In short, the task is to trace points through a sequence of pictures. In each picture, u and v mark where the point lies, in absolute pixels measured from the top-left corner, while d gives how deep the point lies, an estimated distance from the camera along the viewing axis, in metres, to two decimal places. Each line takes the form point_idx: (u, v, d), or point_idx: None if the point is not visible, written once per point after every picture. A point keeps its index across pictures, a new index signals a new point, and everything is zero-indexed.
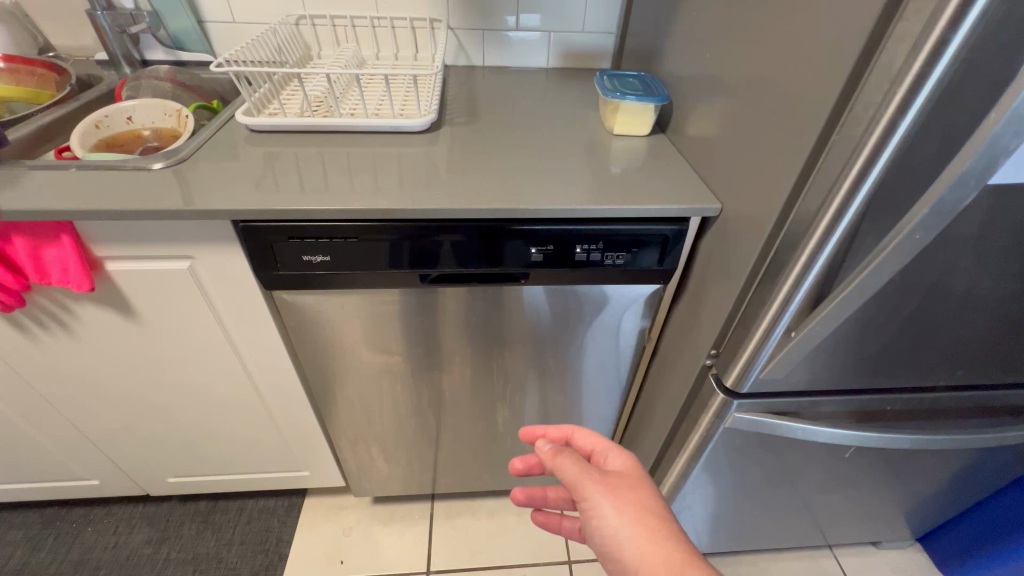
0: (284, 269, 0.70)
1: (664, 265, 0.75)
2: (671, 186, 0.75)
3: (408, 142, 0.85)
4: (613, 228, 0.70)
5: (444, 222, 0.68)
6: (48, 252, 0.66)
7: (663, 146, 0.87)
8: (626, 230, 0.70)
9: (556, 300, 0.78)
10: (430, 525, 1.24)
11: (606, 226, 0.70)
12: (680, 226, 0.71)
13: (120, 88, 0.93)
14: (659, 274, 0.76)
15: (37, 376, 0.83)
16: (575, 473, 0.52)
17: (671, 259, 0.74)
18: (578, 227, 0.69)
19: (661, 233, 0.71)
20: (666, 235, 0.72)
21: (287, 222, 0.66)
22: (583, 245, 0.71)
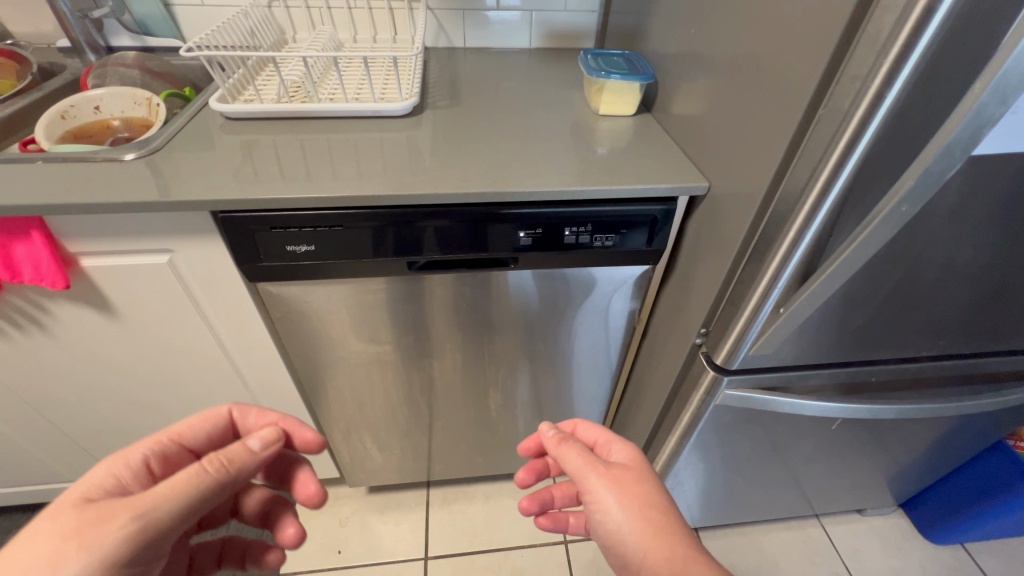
0: (267, 261, 0.68)
1: (653, 246, 0.75)
2: (658, 166, 0.74)
3: (391, 127, 0.83)
4: (602, 209, 0.69)
5: (431, 209, 0.67)
6: (18, 250, 0.63)
7: (649, 126, 0.86)
8: (615, 211, 0.70)
9: (545, 284, 0.78)
10: (427, 512, 1.25)
11: (595, 208, 0.69)
12: (667, 206, 0.71)
13: (86, 77, 0.89)
14: (648, 254, 0.76)
15: (15, 378, 0.81)
16: (578, 465, 0.53)
17: (660, 239, 0.74)
18: (566, 210, 0.69)
19: (649, 214, 0.71)
20: (655, 216, 0.71)
21: (268, 212, 0.64)
22: (572, 228, 0.70)
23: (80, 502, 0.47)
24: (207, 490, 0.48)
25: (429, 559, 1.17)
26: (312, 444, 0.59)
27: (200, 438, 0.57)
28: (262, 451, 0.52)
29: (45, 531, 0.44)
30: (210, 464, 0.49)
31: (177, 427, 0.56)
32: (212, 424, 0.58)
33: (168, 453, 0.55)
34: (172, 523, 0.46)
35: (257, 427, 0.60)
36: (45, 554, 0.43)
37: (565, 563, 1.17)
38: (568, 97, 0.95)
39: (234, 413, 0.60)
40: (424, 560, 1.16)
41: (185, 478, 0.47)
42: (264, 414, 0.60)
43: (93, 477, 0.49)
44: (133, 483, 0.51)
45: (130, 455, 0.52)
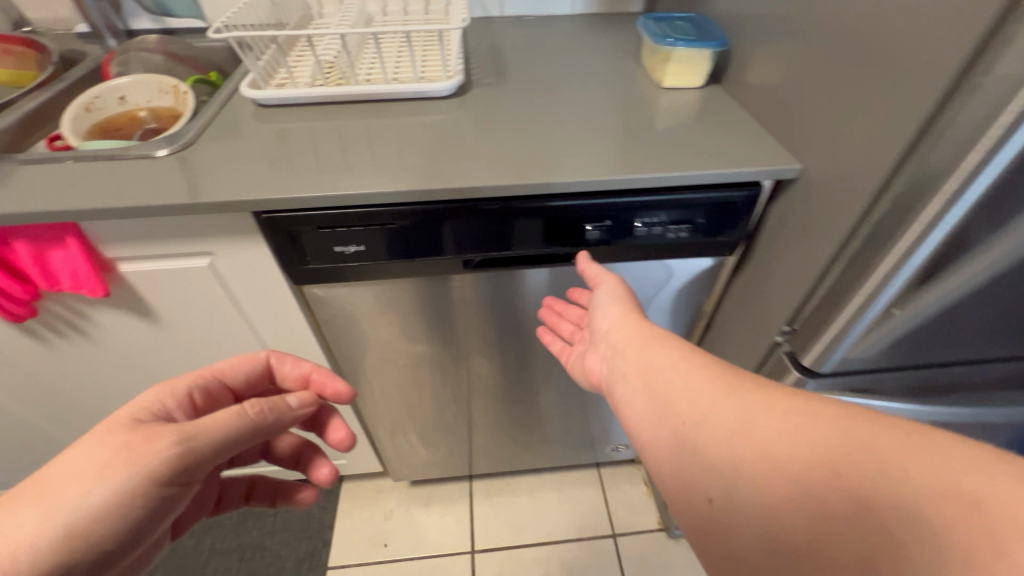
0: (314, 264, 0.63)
1: (733, 236, 0.67)
2: (736, 144, 0.66)
3: (433, 110, 0.76)
4: (678, 197, 0.62)
5: (487, 202, 0.60)
6: (53, 257, 0.59)
7: (717, 99, 0.77)
8: (693, 199, 0.62)
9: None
10: (471, 504, 1.23)
11: (670, 196, 0.62)
12: (752, 191, 0.63)
13: (107, 64, 0.84)
14: (725, 246, 0.68)
15: (61, 383, 0.79)
16: (597, 270, 0.59)
17: (740, 228, 0.66)
18: (637, 199, 0.61)
19: (731, 201, 0.63)
20: (737, 203, 0.63)
21: (315, 212, 0.58)
22: (644, 219, 0.63)
23: (129, 420, 0.44)
24: (245, 429, 0.46)
25: (476, 552, 1.15)
26: (342, 396, 0.57)
27: (239, 378, 0.55)
28: (298, 409, 0.51)
29: (94, 444, 0.41)
30: (251, 406, 0.47)
31: (218, 363, 0.54)
32: (251, 366, 0.56)
33: (210, 387, 0.52)
34: (211, 455, 0.44)
35: (293, 375, 0.57)
36: (95, 464, 0.40)
37: (614, 557, 1.15)
38: (622, 68, 0.86)
39: (272, 359, 0.57)
40: (472, 554, 1.15)
41: (226, 416, 0.44)
42: (301, 362, 0.58)
43: (139, 400, 0.46)
44: (177, 411, 0.48)
45: (176, 385, 0.49)
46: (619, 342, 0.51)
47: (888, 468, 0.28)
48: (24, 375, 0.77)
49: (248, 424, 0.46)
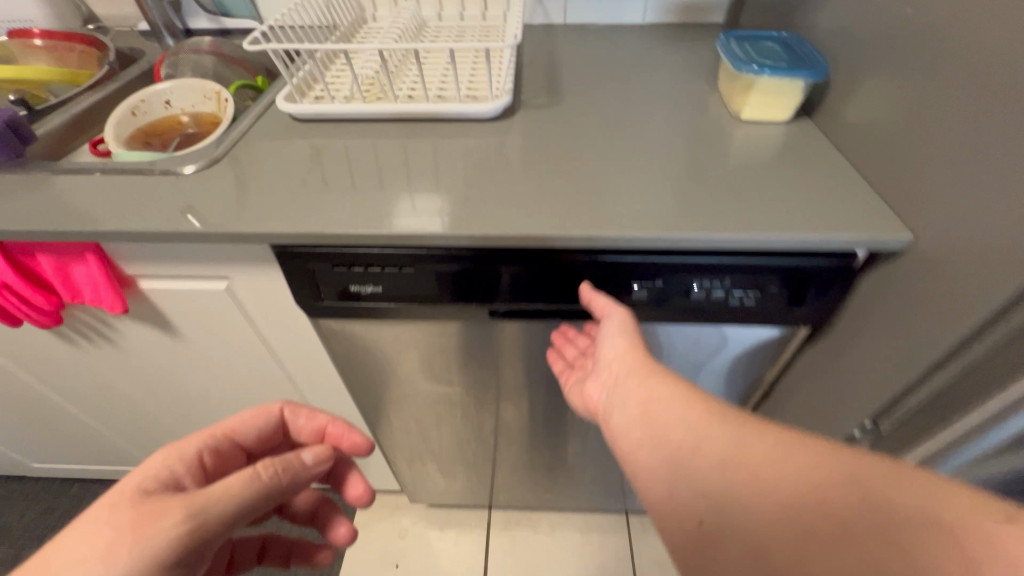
0: (330, 300, 0.58)
1: (811, 309, 0.56)
2: (828, 198, 0.54)
3: (476, 131, 0.69)
4: (746, 261, 0.52)
5: (519, 251, 0.53)
6: (74, 270, 0.58)
7: (805, 136, 0.65)
8: (765, 264, 0.52)
9: (653, 340, 0.62)
10: (487, 535, 1.18)
11: (736, 259, 0.52)
12: (841, 260, 0.52)
13: (158, 66, 0.83)
14: (799, 318, 0.57)
15: (91, 381, 0.80)
16: (605, 301, 0.53)
17: (821, 301, 0.55)
18: (697, 260, 0.52)
19: (813, 270, 0.52)
20: (821, 272, 0.52)
21: (332, 249, 0.53)
22: (702, 281, 0.54)
23: (135, 492, 0.40)
24: (258, 496, 0.43)
25: None
26: (361, 448, 0.56)
27: (251, 435, 0.53)
28: (313, 466, 0.47)
29: (98, 524, 0.38)
30: (265, 470, 0.44)
31: (229, 421, 0.52)
32: (263, 422, 0.53)
33: (220, 446, 0.49)
34: (224, 528, 0.41)
35: (307, 429, 0.56)
36: (99, 547, 0.37)
37: None
38: (695, 90, 0.75)
39: (286, 412, 0.55)
40: None
41: (239, 482, 0.42)
42: (316, 416, 0.56)
43: (145, 467, 0.43)
44: (186, 476, 0.45)
45: (185, 448, 0.46)
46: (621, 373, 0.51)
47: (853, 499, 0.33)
48: (58, 371, 0.78)
49: (262, 491, 0.43)
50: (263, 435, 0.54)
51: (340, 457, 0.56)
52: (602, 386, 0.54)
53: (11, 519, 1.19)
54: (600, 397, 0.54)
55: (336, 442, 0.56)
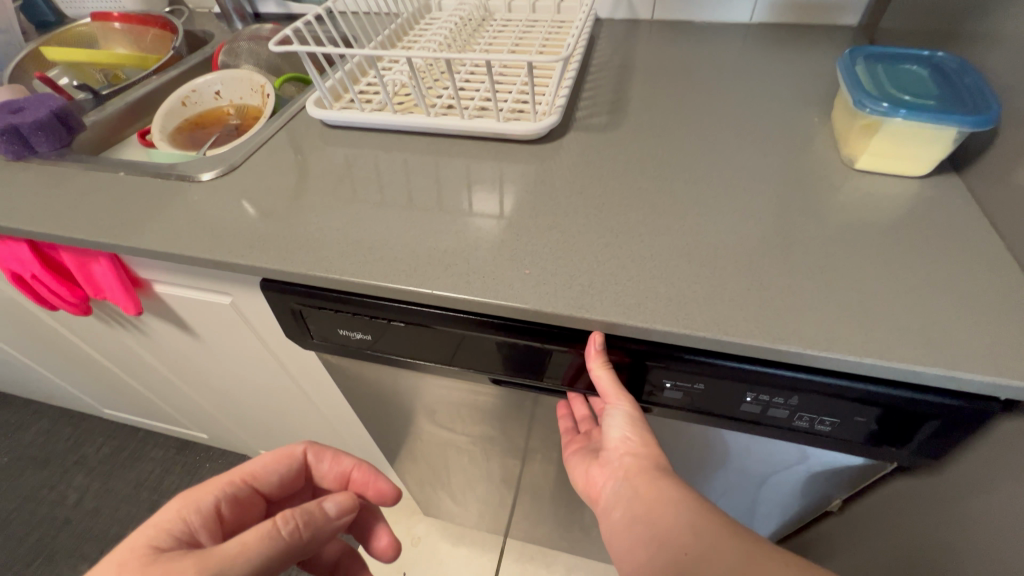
0: (323, 338, 0.54)
1: (909, 449, 0.42)
2: (966, 308, 0.39)
3: (516, 154, 0.60)
4: (823, 382, 0.39)
5: (522, 324, 0.45)
6: (92, 269, 0.58)
7: (947, 200, 0.48)
8: (849, 390, 0.39)
9: (689, 436, 0.51)
10: (500, 560, 1.12)
11: (809, 378, 0.39)
12: (962, 402, 0.37)
13: (217, 52, 0.80)
14: (890, 455, 0.43)
15: (133, 359, 0.83)
16: (613, 385, 0.42)
17: (926, 443, 0.41)
18: (748, 369, 0.40)
19: (918, 407, 0.38)
20: (929, 411, 0.38)
21: (322, 291, 0.49)
22: (758, 394, 0.41)
23: (147, 551, 0.39)
24: (278, 554, 0.40)
25: None
26: (387, 496, 0.55)
27: (272, 481, 0.51)
28: (336, 518, 0.45)
29: None
30: (285, 524, 0.41)
31: (250, 466, 0.50)
32: (286, 467, 0.52)
33: (240, 494, 0.48)
34: None
35: (331, 474, 0.55)
36: None
37: None
38: (801, 119, 0.59)
39: (309, 455, 0.54)
40: None
41: (259, 538, 0.39)
42: (340, 460, 0.55)
43: (160, 521, 0.42)
44: (202, 531, 0.43)
45: (203, 498, 0.45)
46: (631, 469, 0.42)
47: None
48: (105, 345, 0.82)
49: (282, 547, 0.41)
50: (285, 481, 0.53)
51: (366, 504, 0.55)
52: (608, 475, 0.45)
53: (91, 450, 1.34)
54: (604, 487, 0.45)
55: (361, 489, 0.54)
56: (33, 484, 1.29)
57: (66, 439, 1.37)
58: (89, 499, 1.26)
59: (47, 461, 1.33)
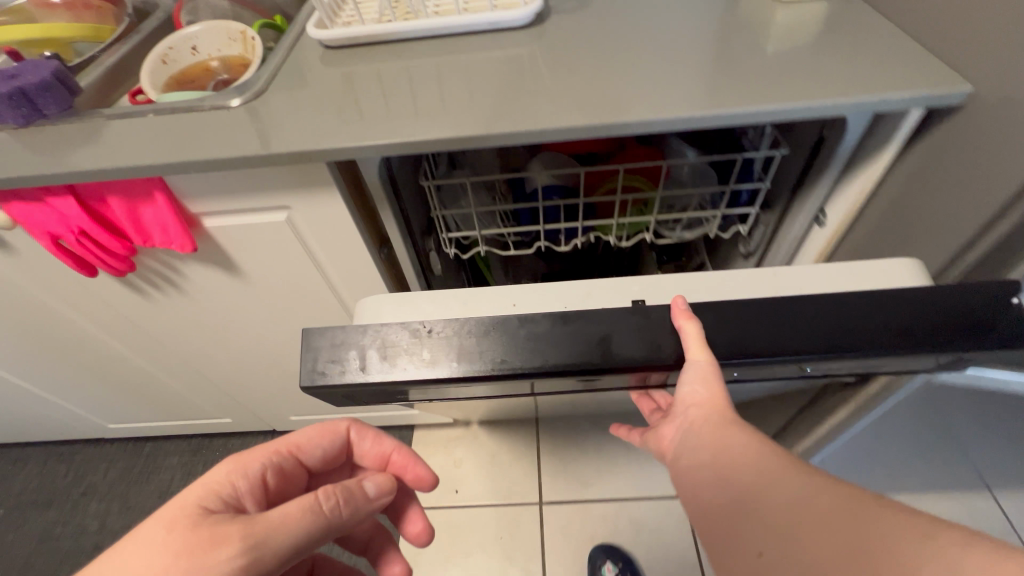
0: (380, 398, 0.51)
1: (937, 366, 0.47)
2: (884, 65, 0.54)
3: (510, 42, 0.68)
4: (875, 354, 0.41)
5: (601, 367, 0.43)
6: (144, 212, 0.60)
7: (851, 9, 0.64)
8: (899, 355, 0.41)
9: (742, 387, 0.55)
10: (538, 457, 1.24)
11: (865, 354, 0.41)
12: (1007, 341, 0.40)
13: (178, 13, 0.82)
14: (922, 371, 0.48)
15: (160, 331, 0.84)
16: (696, 342, 0.42)
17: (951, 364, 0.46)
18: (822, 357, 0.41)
19: (956, 353, 0.41)
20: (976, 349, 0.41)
21: (380, 379, 0.45)
22: (817, 367, 0.44)
23: (201, 510, 0.42)
24: (317, 528, 0.43)
25: (543, 504, 1.17)
26: (423, 481, 0.58)
27: (316, 454, 0.55)
28: (376, 498, 0.49)
29: (158, 540, 0.39)
30: (326, 500, 0.45)
31: (297, 439, 0.54)
32: (329, 443, 0.56)
33: (284, 465, 0.52)
34: (279, 559, 0.41)
35: (372, 453, 0.58)
36: (158, 564, 0.38)
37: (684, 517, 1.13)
38: None
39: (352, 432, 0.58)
40: (540, 505, 1.17)
41: (301, 510, 0.43)
42: (380, 441, 0.58)
43: (212, 481, 0.45)
44: (247, 498, 0.47)
45: (251, 465, 0.49)
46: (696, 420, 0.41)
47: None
48: (128, 322, 0.82)
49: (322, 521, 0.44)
50: (328, 455, 0.57)
51: (402, 485, 0.59)
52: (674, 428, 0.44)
53: (96, 478, 1.28)
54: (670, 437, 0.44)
55: (400, 471, 0.58)
56: (43, 525, 1.22)
57: (63, 476, 1.29)
58: (113, 522, 1.22)
59: (50, 501, 1.26)
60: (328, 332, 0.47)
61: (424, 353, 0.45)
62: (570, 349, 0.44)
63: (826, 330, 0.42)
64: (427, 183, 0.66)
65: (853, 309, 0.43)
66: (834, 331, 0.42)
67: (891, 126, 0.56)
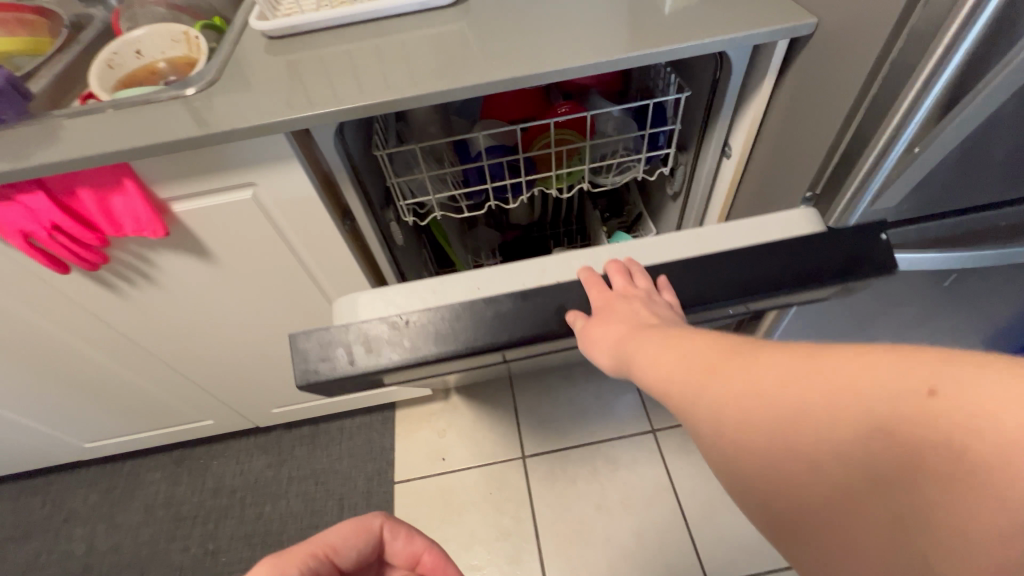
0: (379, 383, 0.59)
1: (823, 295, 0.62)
2: (752, 10, 0.65)
3: (439, 20, 0.76)
4: (779, 292, 0.55)
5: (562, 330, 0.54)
6: (115, 201, 0.65)
7: None
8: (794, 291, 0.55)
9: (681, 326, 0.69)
10: (517, 417, 1.31)
11: (770, 293, 0.55)
12: (868, 271, 0.55)
13: (116, 21, 0.85)
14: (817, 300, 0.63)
15: (135, 329, 0.87)
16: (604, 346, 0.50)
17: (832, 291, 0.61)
18: (733, 303, 0.54)
19: (835, 280, 0.55)
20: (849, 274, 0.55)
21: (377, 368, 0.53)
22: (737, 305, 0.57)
23: None
24: None
25: (526, 457, 1.25)
26: None
27: (350, 557, 0.41)
28: None
29: None
30: None
31: (329, 538, 0.40)
32: (365, 541, 0.43)
33: (319, 572, 0.39)
34: None
35: (404, 555, 0.45)
36: None
37: (655, 449, 1.24)
38: None
39: (386, 530, 0.44)
40: (523, 459, 1.25)
41: None
42: (414, 540, 0.45)
43: None
44: None
45: (286, 571, 0.36)
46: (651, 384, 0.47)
47: (964, 496, 0.25)
48: (103, 323, 0.84)
49: None
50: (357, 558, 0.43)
51: None
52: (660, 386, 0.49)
53: (77, 503, 1.27)
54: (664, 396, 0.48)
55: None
56: (27, 557, 1.20)
57: (40, 507, 1.27)
58: (100, 542, 1.21)
59: (31, 533, 1.23)
60: (314, 335, 0.55)
61: (406, 342, 0.54)
62: (535, 321, 0.55)
63: (740, 276, 0.55)
64: (380, 153, 0.73)
65: (756, 259, 0.55)
66: (742, 280, 0.54)
67: (766, 59, 0.67)
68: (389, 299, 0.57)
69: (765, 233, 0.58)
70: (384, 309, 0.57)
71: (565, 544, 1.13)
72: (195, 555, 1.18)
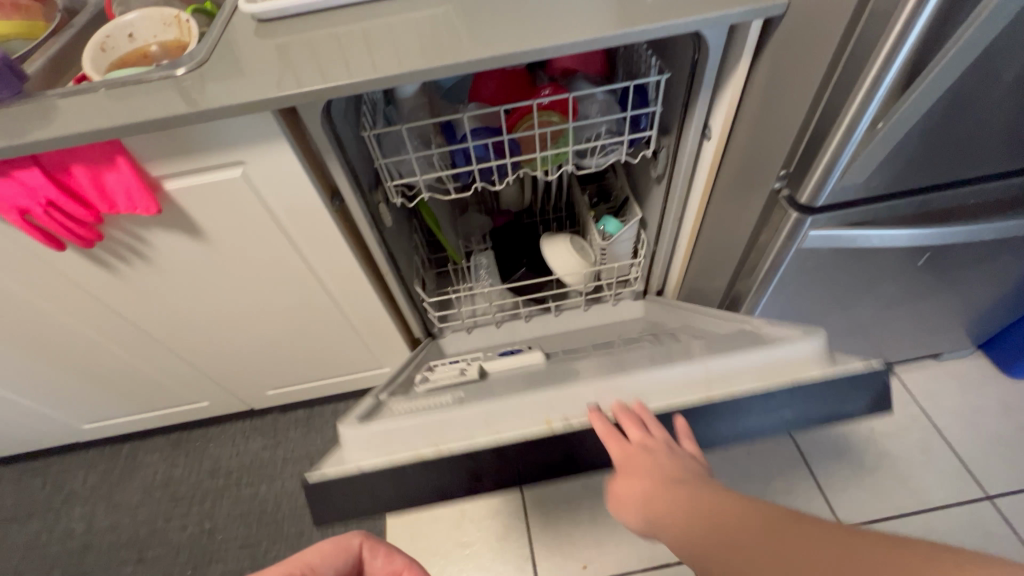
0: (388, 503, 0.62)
1: None
2: None
3: (425, 3, 0.78)
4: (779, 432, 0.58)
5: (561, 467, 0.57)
6: (108, 178, 0.67)
7: None
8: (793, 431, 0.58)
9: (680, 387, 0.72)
10: None
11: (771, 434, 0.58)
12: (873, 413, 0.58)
13: (109, 5, 0.86)
14: None
15: (130, 308, 0.89)
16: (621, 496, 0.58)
17: None
18: (734, 444, 0.58)
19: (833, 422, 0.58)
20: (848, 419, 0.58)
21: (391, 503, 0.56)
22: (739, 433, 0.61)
23: None
24: None
25: None
26: None
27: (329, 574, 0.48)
28: None
29: None
30: None
31: (309, 556, 0.48)
32: (343, 559, 0.50)
33: None
34: None
35: (383, 570, 0.51)
36: None
37: None
38: None
39: (365, 548, 0.51)
40: None
41: None
42: (392, 556, 0.52)
43: None
44: None
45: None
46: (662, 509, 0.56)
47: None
48: (99, 302, 0.87)
49: None
50: None
51: None
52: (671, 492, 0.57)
53: (76, 484, 1.29)
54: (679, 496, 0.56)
55: None
56: (27, 536, 1.23)
57: (40, 488, 1.30)
58: (99, 522, 1.23)
59: (31, 513, 1.26)
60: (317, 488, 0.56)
61: (409, 483, 0.57)
62: (530, 467, 0.57)
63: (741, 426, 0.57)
64: (367, 134, 0.75)
65: (757, 409, 0.57)
66: (743, 430, 0.57)
67: (741, 40, 0.69)
68: (389, 442, 0.58)
69: (769, 379, 0.58)
70: (384, 449, 0.58)
71: (553, 522, 1.15)
72: (191, 534, 1.20)
